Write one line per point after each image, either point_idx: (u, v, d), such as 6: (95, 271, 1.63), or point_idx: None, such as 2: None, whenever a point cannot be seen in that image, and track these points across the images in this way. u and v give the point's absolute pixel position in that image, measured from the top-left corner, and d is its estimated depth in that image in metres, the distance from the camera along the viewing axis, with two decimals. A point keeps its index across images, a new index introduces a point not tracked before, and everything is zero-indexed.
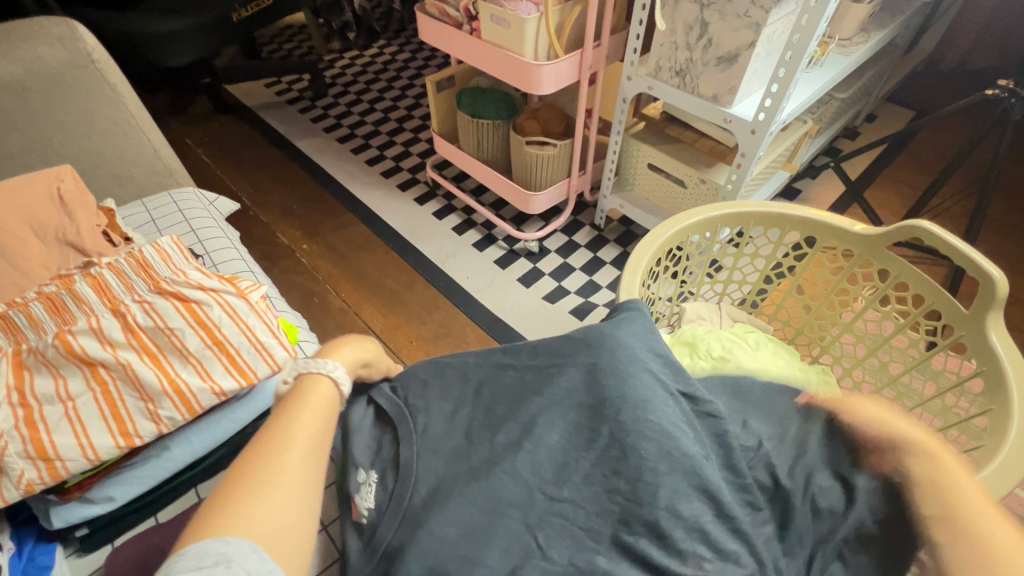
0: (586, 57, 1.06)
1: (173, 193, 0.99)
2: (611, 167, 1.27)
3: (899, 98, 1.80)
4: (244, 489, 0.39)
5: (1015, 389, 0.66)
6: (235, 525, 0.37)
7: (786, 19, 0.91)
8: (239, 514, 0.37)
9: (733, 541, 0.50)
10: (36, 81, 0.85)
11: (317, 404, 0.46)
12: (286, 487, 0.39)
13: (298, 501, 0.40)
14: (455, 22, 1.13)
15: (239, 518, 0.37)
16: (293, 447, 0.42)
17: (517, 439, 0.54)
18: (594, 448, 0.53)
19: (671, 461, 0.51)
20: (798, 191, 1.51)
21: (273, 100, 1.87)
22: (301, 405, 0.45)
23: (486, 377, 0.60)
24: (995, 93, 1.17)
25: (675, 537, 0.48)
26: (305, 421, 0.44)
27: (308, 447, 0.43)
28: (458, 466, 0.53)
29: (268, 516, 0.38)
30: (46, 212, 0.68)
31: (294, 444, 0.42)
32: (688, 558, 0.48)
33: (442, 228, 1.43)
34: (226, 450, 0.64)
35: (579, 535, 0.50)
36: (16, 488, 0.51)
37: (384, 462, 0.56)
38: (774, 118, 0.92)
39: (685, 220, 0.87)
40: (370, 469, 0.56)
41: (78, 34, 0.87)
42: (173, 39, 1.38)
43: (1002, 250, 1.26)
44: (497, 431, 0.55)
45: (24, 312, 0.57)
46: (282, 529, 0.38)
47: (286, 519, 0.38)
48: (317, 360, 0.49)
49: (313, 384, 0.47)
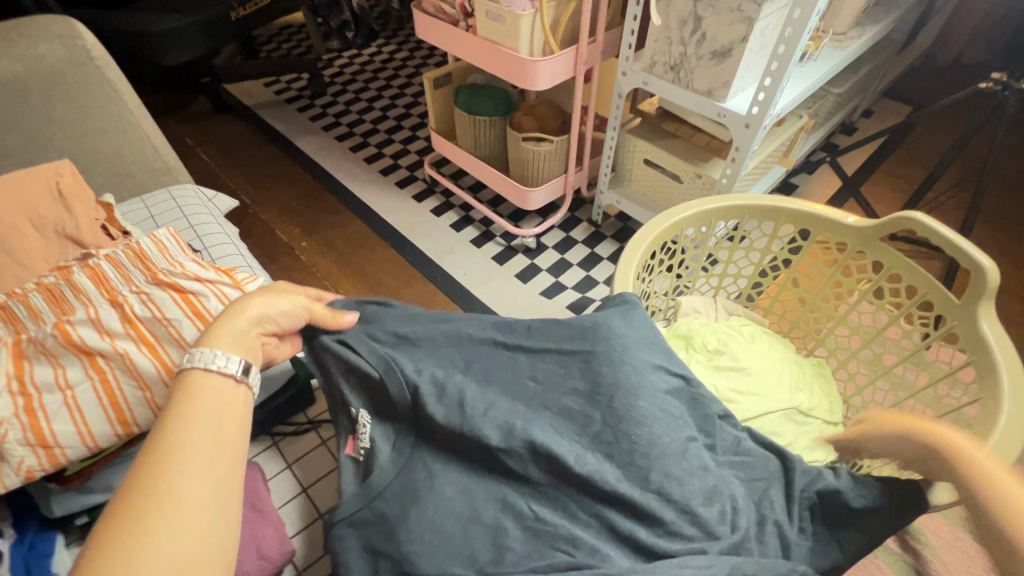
0: (581, 53, 1.07)
1: (172, 190, 1.00)
2: (607, 162, 1.28)
3: (895, 93, 1.80)
4: (135, 525, 0.37)
5: (1005, 377, 0.67)
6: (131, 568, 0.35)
7: (779, 13, 0.92)
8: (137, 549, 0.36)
9: (723, 524, 0.50)
10: (36, 79, 0.86)
11: (218, 407, 0.46)
12: (187, 496, 0.39)
13: (198, 521, 0.39)
14: (451, 19, 1.14)
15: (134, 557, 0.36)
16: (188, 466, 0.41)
17: (509, 416, 0.54)
18: (587, 433, 0.54)
19: (661, 446, 0.52)
20: (795, 186, 1.52)
21: (272, 99, 1.87)
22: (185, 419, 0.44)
23: (481, 353, 0.60)
24: (989, 86, 1.17)
25: (664, 517, 0.49)
26: (198, 436, 0.43)
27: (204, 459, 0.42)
28: (449, 446, 0.54)
29: (165, 550, 0.36)
30: (46, 206, 0.69)
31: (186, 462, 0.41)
32: (676, 536, 0.49)
33: (441, 225, 1.44)
34: None
35: (570, 510, 0.50)
36: (16, 475, 0.52)
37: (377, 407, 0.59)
38: (767, 112, 0.93)
39: (679, 214, 0.88)
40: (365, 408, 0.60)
41: (76, 33, 0.88)
42: (172, 38, 1.39)
43: (997, 243, 1.26)
44: (491, 405, 0.54)
45: (24, 302, 0.58)
46: (188, 540, 0.38)
47: (194, 530, 0.38)
48: (209, 352, 0.48)
49: (202, 394, 0.46)
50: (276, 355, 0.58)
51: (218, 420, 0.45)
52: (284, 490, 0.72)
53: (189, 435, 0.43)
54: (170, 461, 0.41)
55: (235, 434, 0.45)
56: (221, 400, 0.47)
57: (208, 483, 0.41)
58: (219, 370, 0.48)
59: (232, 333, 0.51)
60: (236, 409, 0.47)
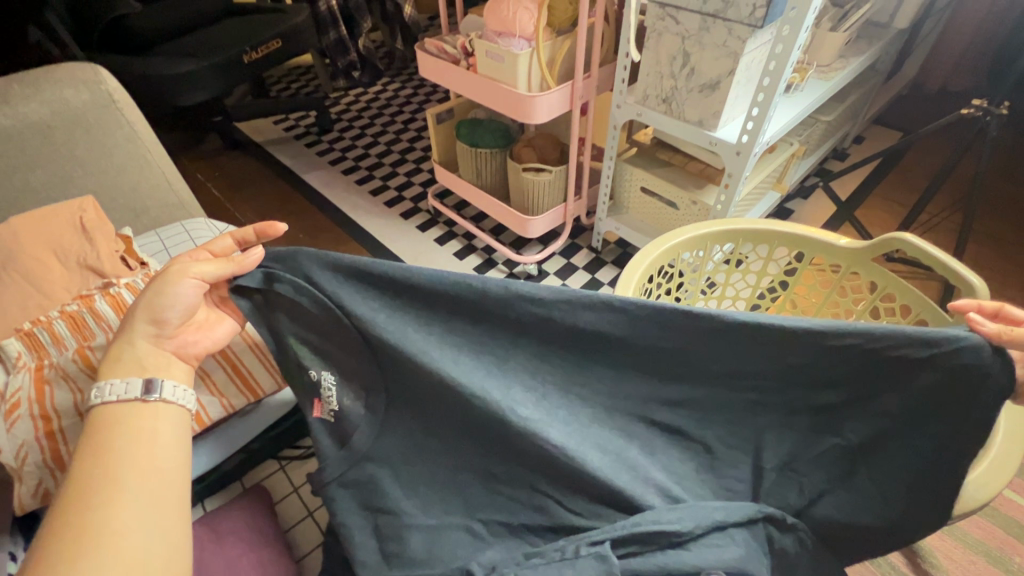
0: (576, 88, 1.12)
1: (185, 223, 1.04)
2: (605, 191, 1.32)
3: (884, 120, 1.85)
4: (58, 555, 0.39)
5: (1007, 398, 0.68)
6: None
7: (763, 48, 0.96)
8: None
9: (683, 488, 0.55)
10: (61, 121, 0.91)
11: (139, 426, 0.48)
12: (107, 522, 0.41)
13: (114, 542, 0.40)
14: (452, 58, 1.20)
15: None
16: (104, 490, 0.42)
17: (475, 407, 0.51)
18: (571, 407, 0.54)
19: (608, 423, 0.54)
20: (791, 211, 1.55)
21: (281, 136, 1.95)
22: (105, 443, 0.45)
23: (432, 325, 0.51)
24: (970, 112, 1.22)
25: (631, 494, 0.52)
26: (123, 457, 0.45)
27: (122, 478, 0.43)
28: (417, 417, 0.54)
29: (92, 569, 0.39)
30: (69, 240, 0.72)
31: (108, 484, 0.43)
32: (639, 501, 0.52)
33: (444, 253, 1.47)
34: (242, 458, 0.74)
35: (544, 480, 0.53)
36: (33, 498, 0.54)
37: (339, 365, 0.55)
38: (757, 140, 0.97)
39: (675, 238, 0.91)
40: (325, 372, 0.56)
41: (100, 78, 0.94)
42: (187, 80, 1.46)
43: (991, 263, 1.28)
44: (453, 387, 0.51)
45: (48, 329, 0.61)
46: (109, 561, 0.40)
47: (113, 553, 0.40)
48: (97, 389, 0.48)
49: (125, 418, 0.47)
50: (196, 344, 0.55)
51: (134, 438, 0.47)
52: (289, 513, 0.73)
53: (109, 464, 0.44)
54: (91, 490, 0.42)
55: (157, 451, 0.47)
56: (144, 420, 0.48)
57: (130, 502, 0.42)
58: (120, 398, 0.48)
59: (121, 359, 0.50)
60: (156, 423, 0.49)
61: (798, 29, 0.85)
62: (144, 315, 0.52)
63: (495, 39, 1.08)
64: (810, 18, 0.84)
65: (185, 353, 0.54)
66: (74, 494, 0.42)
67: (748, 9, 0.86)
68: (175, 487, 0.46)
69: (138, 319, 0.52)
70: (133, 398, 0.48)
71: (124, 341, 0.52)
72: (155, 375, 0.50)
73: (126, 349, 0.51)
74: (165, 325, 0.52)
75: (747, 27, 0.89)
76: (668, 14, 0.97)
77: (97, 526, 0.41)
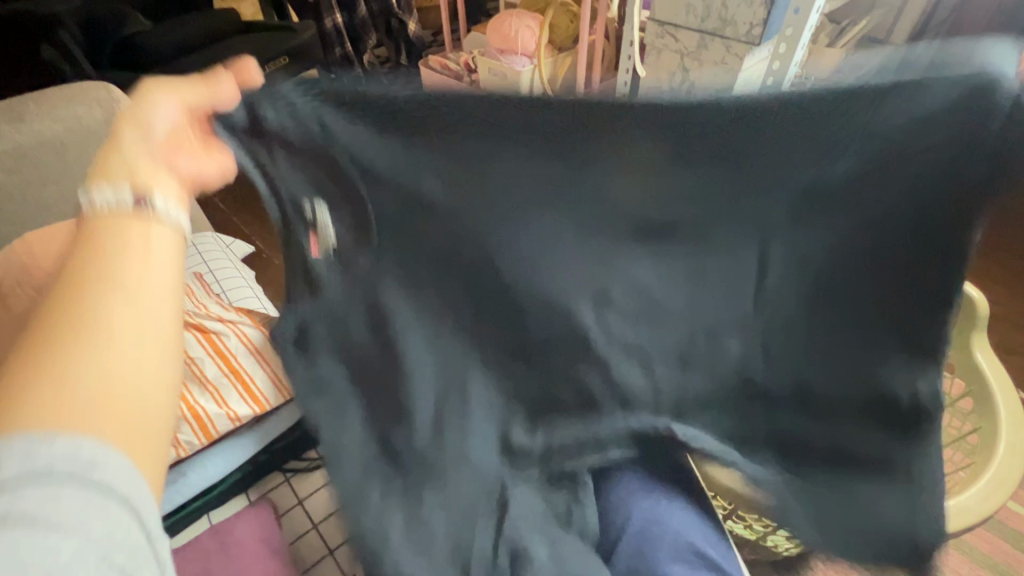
0: None
1: (193, 236, 1.06)
2: None
3: None
4: (44, 365, 0.33)
5: (1004, 409, 0.69)
6: (46, 412, 0.32)
7: None
8: (46, 394, 0.32)
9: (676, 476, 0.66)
10: (74, 138, 0.93)
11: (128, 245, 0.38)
12: (106, 336, 0.34)
13: (110, 361, 0.34)
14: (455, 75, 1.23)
15: (49, 395, 0.32)
16: (99, 303, 0.35)
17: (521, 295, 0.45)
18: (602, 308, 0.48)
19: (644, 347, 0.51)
20: None
21: None
22: (97, 247, 0.37)
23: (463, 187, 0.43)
24: None
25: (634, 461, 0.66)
26: (121, 265, 0.37)
27: (120, 293, 0.36)
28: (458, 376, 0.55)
29: (84, 384, 0.33)
30: None
31: (103, 291, 0.35)
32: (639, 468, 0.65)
33: None
34: (242, 473, 0.73)
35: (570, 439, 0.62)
36: None
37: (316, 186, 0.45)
38: None
39: None
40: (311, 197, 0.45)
41: (113, 96, 0.97)
42: None
43: None
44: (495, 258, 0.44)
45: None
46: (107, 383, 0.34)
47: (108, 371, 0.34)
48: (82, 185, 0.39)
49: (121, 219, 0.38)
50: (203, 167, 0.46)
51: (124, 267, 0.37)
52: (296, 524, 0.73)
53: (104, 272, 0.36)
54: (84, 295, 0.35)
55: (162, 268, 0.39)
56: (142, 226, 0.39)
57: (131, 325, 0.35)
58: (113, 204, 0.38)
59: (109, 161, 0.41)
60: (149, 240, 0.38)
61: (794, 47, 0.87)
62: (135, 125, 0.43)
63: (497, 56, 1.10)
64: (805, 36, 0.86)
65: (190, 173, 0.45)
66: (60, 302, 0.35)
67: (745, 27, 0.89)
68: (178, 317, 0.39)
69: (129, 129, 0.43)
70: (128, 200, 0.38)
71: (116, 146, 0.43)
72: (149, 182, 0.40)
73: (119, 156, 0.42)
74: (153, 134, 0.44)
75: (744, 45, 0.90)
76: (667, 32, 0.99)
77: (97, 338, 0.34)
